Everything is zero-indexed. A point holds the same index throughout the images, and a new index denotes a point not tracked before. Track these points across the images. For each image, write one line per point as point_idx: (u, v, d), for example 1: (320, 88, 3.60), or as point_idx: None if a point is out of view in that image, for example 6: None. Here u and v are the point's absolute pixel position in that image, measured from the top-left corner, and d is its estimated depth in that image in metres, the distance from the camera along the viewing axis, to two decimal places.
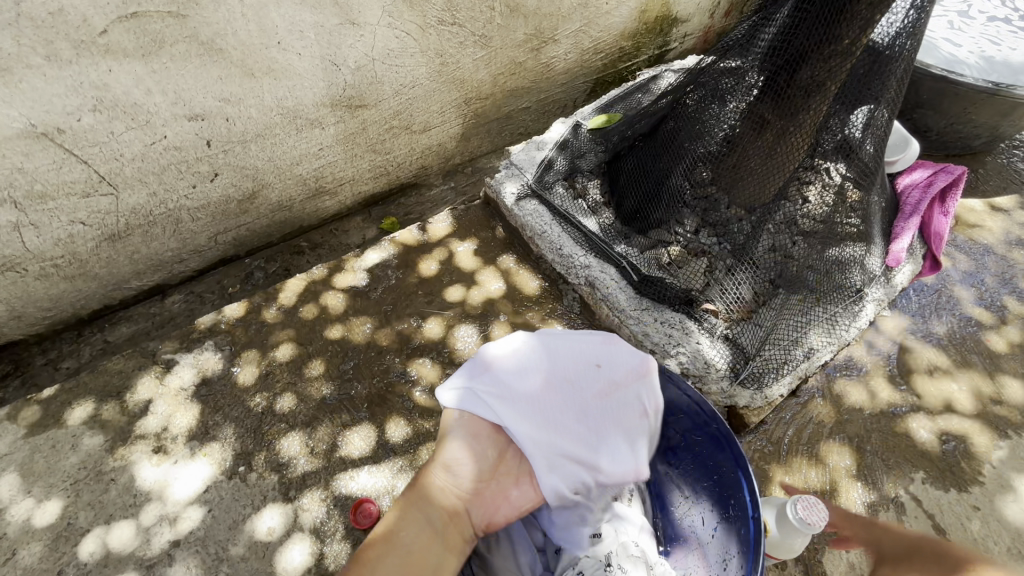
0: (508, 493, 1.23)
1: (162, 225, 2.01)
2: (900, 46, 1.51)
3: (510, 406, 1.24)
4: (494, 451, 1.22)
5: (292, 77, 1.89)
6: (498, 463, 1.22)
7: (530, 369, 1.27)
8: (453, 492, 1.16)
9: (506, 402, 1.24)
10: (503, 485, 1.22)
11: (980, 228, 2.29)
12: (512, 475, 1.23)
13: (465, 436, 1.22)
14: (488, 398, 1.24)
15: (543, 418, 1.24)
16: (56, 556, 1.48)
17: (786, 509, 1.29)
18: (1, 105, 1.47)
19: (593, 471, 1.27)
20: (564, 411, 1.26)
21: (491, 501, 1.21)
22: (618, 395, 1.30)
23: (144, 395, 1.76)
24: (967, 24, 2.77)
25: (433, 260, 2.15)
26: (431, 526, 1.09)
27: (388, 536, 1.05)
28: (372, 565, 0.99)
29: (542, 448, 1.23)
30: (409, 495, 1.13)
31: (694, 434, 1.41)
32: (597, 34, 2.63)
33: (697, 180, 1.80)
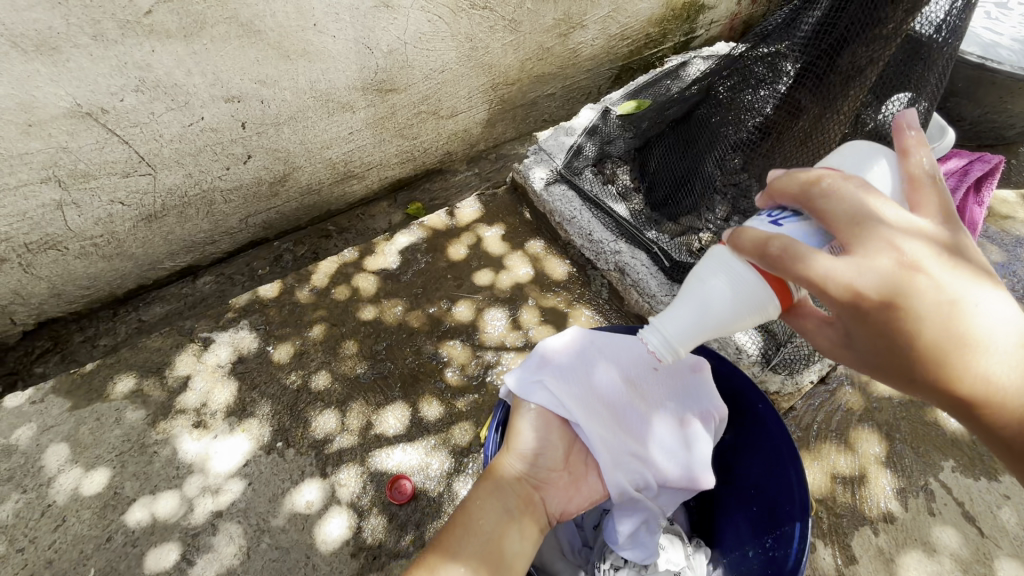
0: (578, 484, 1.21)
1: (197, 206, 2.04)
2: (940, 39, 1.47)
3: (574, 396, 1.17)
4: (565, 439, 1.19)
5: (326, 60, 1.90)
6: (568, 452, 1.19)
7: (595, 360, 1.22)
8: (526, 481, 1.15)
9: (569, 392, 1.17)
10: (573, 474, 1.20)
11: (1012, 219, 2.26)
12: (582, 466, 1.21)
13: (534, 424, 1.18)
14: (552, 385, 1.18)
15: (609, 414, 1.19)
16: (104, 524, 1.53)
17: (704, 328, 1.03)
18: (50, 84, 1.50)
19: (659, 470, 1.20)
20: (626, 406, 1.21)
21: (565, 489, 1.19)
22: (680, 393, 1.25)
23: (183, 371, 1.81)
24: (1002, 12, 2.71)
25: (462, 244, 2.17)
26: (508, 514, 1.10)
27: (467, 523, 1.08)
28: (453, 554, 1.03)
29: (608, 444, 1.16)
30: (485, 483, 1.12)
31: (747, 422, 1.41)
32: (625, 21, 2.61)
33: (728, 167, 1.78)
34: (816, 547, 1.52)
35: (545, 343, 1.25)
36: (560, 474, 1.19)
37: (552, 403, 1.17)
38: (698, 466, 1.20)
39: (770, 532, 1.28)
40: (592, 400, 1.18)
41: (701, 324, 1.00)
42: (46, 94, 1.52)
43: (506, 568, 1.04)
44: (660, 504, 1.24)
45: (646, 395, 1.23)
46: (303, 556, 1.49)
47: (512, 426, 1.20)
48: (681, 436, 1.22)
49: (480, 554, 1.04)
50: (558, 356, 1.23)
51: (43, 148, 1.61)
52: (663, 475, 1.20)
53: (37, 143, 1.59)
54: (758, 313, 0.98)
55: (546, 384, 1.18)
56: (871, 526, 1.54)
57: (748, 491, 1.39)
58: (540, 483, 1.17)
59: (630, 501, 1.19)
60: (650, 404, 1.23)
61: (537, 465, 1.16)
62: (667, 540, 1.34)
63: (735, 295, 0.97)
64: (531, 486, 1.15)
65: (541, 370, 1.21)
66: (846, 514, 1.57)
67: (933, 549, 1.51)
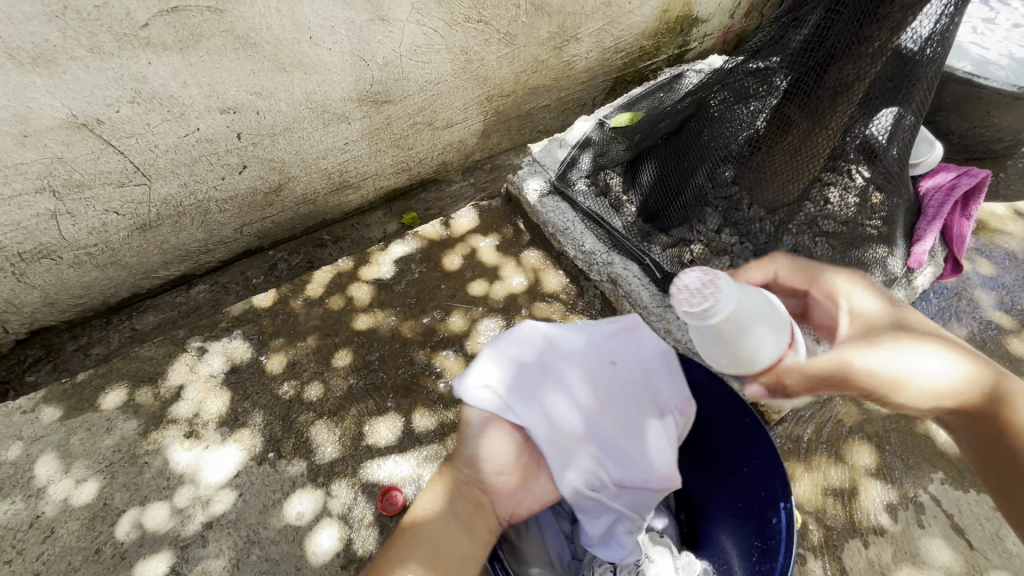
0: (533, 485, 1.17)
1: (191, 215, 2.05)
2: (927, 55, 1.49)
3: (522, 393, 1.17)
4: (512, 439, 1.15)
5: (322, 72, 1.92)
6: (519, 457, 1.15)
7: (546, 359, 1.22)
8: (477, 485, 1.13)
9: (516, 390, 1.18)
10: (529, 476, 1.16)
11: (1001, 232, 2.29)
12: (536, 467, 1.17)
13: (481, 426, 1.16)
14: (499, 389, 1.17)
15: (562, 416, 1.17)
16: (93, 535, 1.52)
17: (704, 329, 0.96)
18: (45, 95, 1.51)
19: (619, 469, 1.20)
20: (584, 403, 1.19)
21: (518, 491, 1.16)
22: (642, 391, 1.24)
23: (176, 381, 1.82)
24: (989, 28, 2.76)
25: (456, 255, 2.19)
26: (456, 518, 1.10)
27: (414, 530, 1.08)
28: (396, 560, 1.04)
29: (559, 443, 1.15)
30: (438, 484, 1.14)
31: (730, 433, 1.40)
32: (619, 33, 2.64)
33: (720, 179, 1.80)
34: (806, 559, 1.52)
35: (495, 343, 1.26)
36: (514, 477, 1.15)
37: (498, 404, 1.15)
38: (661, 466, 1.22)
39: (758, 546, 1.29)
40: (541, 403, 1.16)
41: (745, 316, 0.92)
42: (42, 106, 1.53)
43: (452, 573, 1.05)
44: (623, 505, 1.23)
45: (604, 390, 1.21)
46: (293, 568, 1.49)
47: (464, 424, 1.18)
48: (639, 433, 1.20)
49: (423, 562, 1.03)
50: (509, 357, 1.22)
51: (37, 159, 1.62)
52: (624, 474, 1.20)
53: (32, 153, 1.60)
54: (761, 349, 0.96)
55: (493, 389, 1.17)
56: (860, 538, 1.55)
57: (735, 505, 1.39)
58: (491, 486, 1.14)
59: (588, 499, 1.20)
60: (611, 404, 1.20)
61: (486, 468, 1.13)
62: (657, 553, 1.34)
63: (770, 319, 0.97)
64: (480, 490, 1.14)
65: (490, 371, 1.20)
66: (836, 526, 1.57)
67: (922, 561, 1.51)
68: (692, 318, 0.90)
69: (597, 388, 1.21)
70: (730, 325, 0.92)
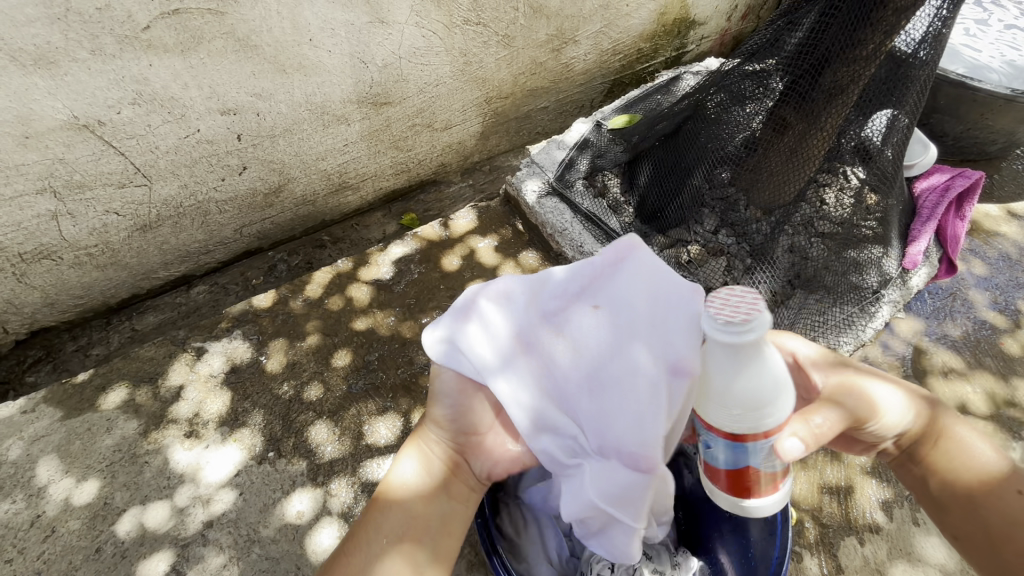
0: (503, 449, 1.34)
1: (191, 216, 2.06)
2: (921, 57, 1.51)
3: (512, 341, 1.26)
4: (482, 404, 1.31)
5: (321, 74, 1.93)
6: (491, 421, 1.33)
7: (526, 315, 1.27)
8: (451, 450, 1.31)
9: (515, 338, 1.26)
10: (498, 441, 1.33)
11: (995, 233, 2.31)
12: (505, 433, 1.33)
13: (452, 395, 1.29)
14: (475, 344, 1.25)
15: (537, 374, 1.23)
16: (93, 534, 1.53)
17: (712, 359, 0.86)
18: (47, 97, 1.53)
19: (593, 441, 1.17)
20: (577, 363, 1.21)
21: (489, 454, 1.34)
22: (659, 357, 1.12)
23: (176, 381, 1.82)
24: (983, 31, 2.78)
25: (455, 255, 2.20)
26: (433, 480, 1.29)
27: (393, 493, 1.27)
28: (380, 517, 1.23)
29: (529, 402, 1.21)
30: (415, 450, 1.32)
31: None
32: (617, 36, 2.65)
33: (717, 181, 1.82)
34: (803, 557, 1.54)
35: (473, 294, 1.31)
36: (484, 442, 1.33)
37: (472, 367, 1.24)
38: (639, 439, 1.10)
39: (754, 542, 1.31)
40: (514, 360, 1.24)
41: (759, 364, 0.83)
42: (44, 107, 1.54)
43: (428, 527, 1.24)
44: (600, 491, 1.15)
45: (583, 347, 1.20)
46: (293, 567, 1.50)
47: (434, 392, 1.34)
48: (620, 394, 1.13)
49: (404, 518, 1.23)
50: (489, 309, 1.28)
51: (39, 160, 1.63)
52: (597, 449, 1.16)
53: (33, 155, 1.61)
54: (758, 418, 0.86)
55: (465, 348, 1.25)
56: (856, 536, 1.56)
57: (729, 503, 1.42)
58: (465, 450, 1.32)
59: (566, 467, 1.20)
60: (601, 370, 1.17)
61: (457, 435, 1.31)
62: (653, 551, 1.36)
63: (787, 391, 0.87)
64: (455, 452, 1.32)
65: (470, 324, 1.27)
66: (832, 524, 1.58)
67: (917, 558, 1.53)
68: (710, 328, 0.82)
69: (593, 348, 1.19)
70: (740, 361, 0.82)
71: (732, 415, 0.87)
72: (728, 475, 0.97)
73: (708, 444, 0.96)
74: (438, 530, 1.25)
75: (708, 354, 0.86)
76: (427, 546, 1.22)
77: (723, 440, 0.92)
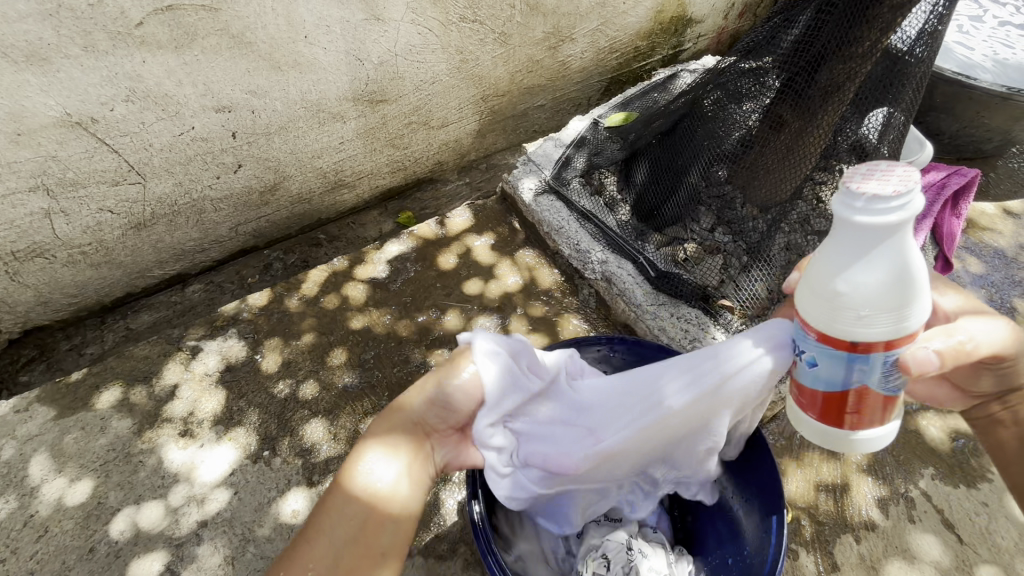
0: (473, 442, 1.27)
1: (186, 214, 2.04)
2: (918, 54, 1.51)
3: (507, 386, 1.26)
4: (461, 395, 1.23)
5: (317, 71, 1.92)
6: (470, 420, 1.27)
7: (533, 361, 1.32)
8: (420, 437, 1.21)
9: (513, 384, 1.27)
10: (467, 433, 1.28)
11: (991, 231, 2.32)
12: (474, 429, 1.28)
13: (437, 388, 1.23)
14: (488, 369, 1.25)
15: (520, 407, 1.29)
16: (87, 534, 1.52)
17: (844, 241, 0.82)
18: (40, 93, 1.52)
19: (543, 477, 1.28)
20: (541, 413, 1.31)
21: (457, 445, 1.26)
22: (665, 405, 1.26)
23: (171, 380, 1.82)
24: (979, 29, 2.79)
25: (452, 254, 2.20)
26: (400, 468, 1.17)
27: (351, 485, 1.13)
28: (337, 508, 1.10)
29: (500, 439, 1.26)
30: (384, 431, 1.20)
31: None
32: (613, 34, 2.65)
33: (714, 179, 1.82)
34: (799, 554, 1.54)
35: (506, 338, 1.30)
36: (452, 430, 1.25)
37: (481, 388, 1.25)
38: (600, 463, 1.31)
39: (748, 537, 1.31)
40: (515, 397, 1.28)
41: (894, 249, 0.79)
42: (36, 104, 1.53)
43: (390, 521, 1.12)
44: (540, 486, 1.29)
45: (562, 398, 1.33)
46: None
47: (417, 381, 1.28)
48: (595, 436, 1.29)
49: (365, 512, 1.11)
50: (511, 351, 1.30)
51: (31, 157, 1.62)
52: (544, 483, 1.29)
53: (26, 152, 1.60)
54: (885, 323, 0.82)
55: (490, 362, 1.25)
56: (852, 533, 1.56)
57: (728, 500, 1.41)
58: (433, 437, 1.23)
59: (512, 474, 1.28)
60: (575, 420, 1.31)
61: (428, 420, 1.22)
62: (650, 548, 1.33)
63: (920, 291, 0.83)
64: (425, 435, 1.22)
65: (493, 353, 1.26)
66: (828, 522, 1.59)
67: (912, 555, 1.53)
68: (849, 208, 0.78)
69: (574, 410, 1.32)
70: (876, 243, 0.79)
71: (857, 315, 0.82)
72: (826, 400, 0.94)
73: (811, 363, 0.92)
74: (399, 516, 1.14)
75: (835, 245, 0.83)
76: (387, 535, 1.12)
77: (840, 355, 0.87)
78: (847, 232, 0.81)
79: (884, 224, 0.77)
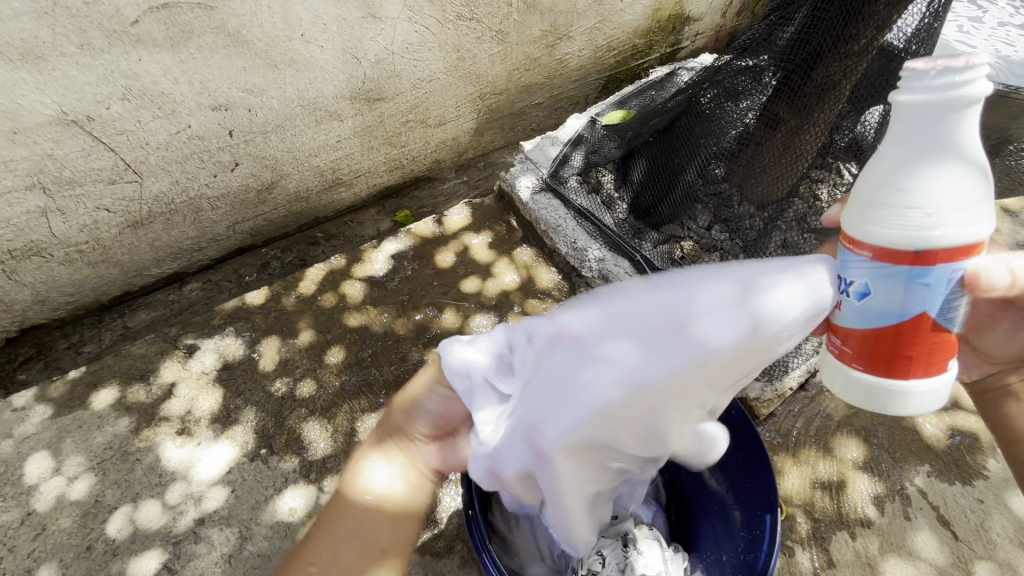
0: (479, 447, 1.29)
1: (183, 213, 2.04)
2: (914, 53, 1.46)
3: None
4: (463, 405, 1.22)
5: (314, 70, 1.92)
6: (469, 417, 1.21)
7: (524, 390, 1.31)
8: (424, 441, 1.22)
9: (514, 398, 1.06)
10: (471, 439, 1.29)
11: None
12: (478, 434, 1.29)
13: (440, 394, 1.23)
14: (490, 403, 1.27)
15: None
16: (84, 532, 1.52)
17: (898, 131, 0.77)
18: (35, 92, 1.51)
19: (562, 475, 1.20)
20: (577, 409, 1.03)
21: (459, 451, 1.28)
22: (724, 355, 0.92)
23: (168, 378, 1.82)
24: (976, 28, 2.79)
25: (449, 252, 2.20)
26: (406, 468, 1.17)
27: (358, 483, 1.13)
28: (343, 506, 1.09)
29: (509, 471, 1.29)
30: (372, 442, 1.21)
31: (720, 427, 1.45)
32: (611, 32, 2.65)
33: (711, 176, 1.84)
34: (795, 551, 1.55)
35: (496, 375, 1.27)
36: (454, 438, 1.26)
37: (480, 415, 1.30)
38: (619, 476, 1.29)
39: (744, 536, 1.31)
40: None
41: (953, 141, 0.74)
42: (32, 102, 1.53)
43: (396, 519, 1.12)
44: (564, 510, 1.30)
45: None
46: None
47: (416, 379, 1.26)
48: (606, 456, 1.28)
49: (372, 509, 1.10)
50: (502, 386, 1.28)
51: (27, 156, 1.62)
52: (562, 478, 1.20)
53: (22, 150, 1.60)
54: (953, 222, 0.75)
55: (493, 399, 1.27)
56: (848, 530, 1.57)
57: (723, 496, 1.41)
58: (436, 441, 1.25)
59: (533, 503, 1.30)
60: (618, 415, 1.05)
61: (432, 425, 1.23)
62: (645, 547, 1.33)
63: (983, 196, 0.76)
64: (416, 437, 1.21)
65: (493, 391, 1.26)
66: (824, 519, 1.59)
67: (907, 552, 1.54)
68: (904, 90, 0.75)
69: None
70: (934, 132, 0.74)
71: (904, 214, 0.76)
72: (878, 339, 0.85)
73: (865, 292, 0.84)
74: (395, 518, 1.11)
75: (894, 137, 0.78)
76: (385, 536, 1.09)
77: (904, 271, 0.79)
78: (907, 120, 0.76)
79: (940, 107, 0.73)
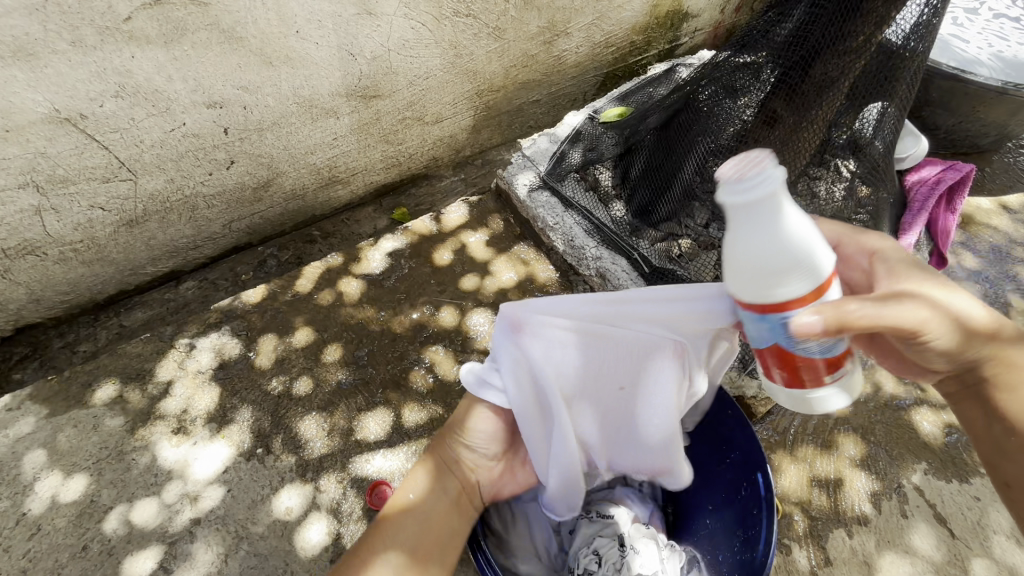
0: (515, 474, 1.39)
1: (179, 211, 2.03)
2: (912, 48, 1.50)
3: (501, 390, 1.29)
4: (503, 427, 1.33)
5: (309, 67, 1.90)
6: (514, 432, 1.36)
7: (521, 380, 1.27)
8: (466, 472, 1.31)
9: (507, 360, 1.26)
10: (511, 469, 1.39)
11: (986, 226, 2.32)
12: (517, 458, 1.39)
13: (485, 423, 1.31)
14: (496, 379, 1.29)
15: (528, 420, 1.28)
16: (80, 532, 1.52)
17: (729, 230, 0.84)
18: (27, 89, 1.50)
19: (559, 434, 1.28)
20: (563, 357, 1.26)
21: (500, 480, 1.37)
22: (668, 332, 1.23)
23: (164, 377, 1.81)
24: (975, 23, 2.77)
25: (447, 249, 2.19)
26: (447, 497, 1.26)
27: (405, 509, 1.22)
28: (393, 530, 1.18)
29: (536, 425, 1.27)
30: (431, 466, 1.28)
31: (718, 429, 1.45)
32: (609, 28, 2.63)
33: (708, 174, 1.81)
34: (791, 549, 1.54)
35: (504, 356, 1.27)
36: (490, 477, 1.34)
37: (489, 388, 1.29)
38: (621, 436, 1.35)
39: (740, 535, 1.31)
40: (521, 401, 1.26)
41: (775, 226, 0.80)
42: (24, 100, 1.51)
43: (441, 547, 1.20)
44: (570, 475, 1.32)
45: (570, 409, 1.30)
46: (281, 563, 1.50)
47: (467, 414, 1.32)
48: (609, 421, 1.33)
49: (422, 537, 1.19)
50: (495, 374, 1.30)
51: (21, 154, 1.60)
52: (562, 436, 1.27)
53: (15, 148, 1.58)
54: (794, 284, 0.83)
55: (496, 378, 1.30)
56: (845, 528, 1.57)
57: (720, 495, 1.41)
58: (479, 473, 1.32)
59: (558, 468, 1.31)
60: (603, 359, 1.26)
61: (473, 461, 1.31)
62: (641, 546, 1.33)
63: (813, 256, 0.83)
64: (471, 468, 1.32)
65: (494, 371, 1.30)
66: (821, 517, 1.59)
67: (904, 550, 1.54)
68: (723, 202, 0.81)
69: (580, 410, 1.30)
70: (756, 225, 0.80)
71: (756, 292, 0.85)
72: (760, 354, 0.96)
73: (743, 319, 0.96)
74: (448, 543, 1.22)
75: (733, 236, 0.84)
76: (438, 563, 1.19)
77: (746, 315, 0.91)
78: (729, 215, 0.83)
79: (750, 209, 0.80)
